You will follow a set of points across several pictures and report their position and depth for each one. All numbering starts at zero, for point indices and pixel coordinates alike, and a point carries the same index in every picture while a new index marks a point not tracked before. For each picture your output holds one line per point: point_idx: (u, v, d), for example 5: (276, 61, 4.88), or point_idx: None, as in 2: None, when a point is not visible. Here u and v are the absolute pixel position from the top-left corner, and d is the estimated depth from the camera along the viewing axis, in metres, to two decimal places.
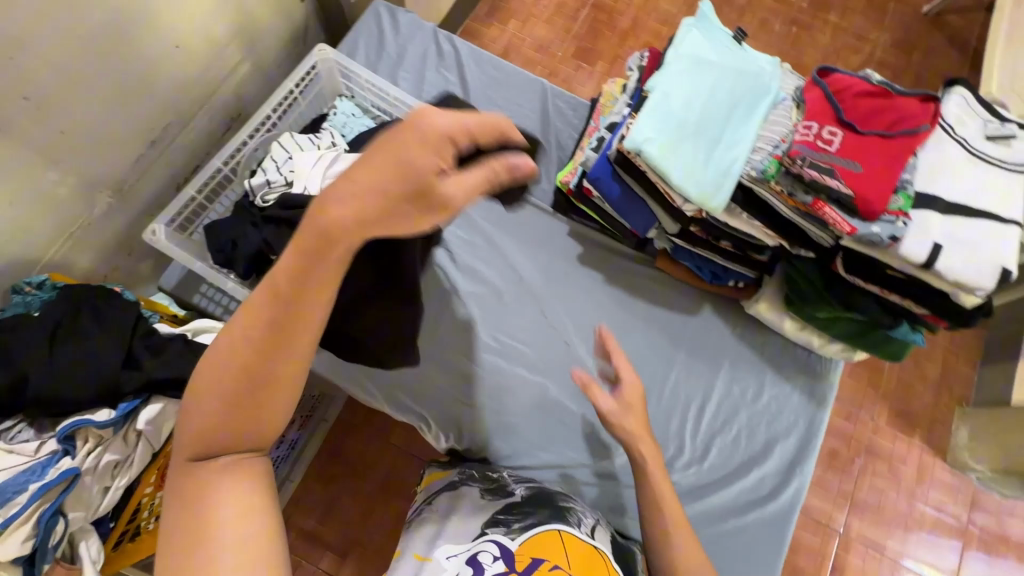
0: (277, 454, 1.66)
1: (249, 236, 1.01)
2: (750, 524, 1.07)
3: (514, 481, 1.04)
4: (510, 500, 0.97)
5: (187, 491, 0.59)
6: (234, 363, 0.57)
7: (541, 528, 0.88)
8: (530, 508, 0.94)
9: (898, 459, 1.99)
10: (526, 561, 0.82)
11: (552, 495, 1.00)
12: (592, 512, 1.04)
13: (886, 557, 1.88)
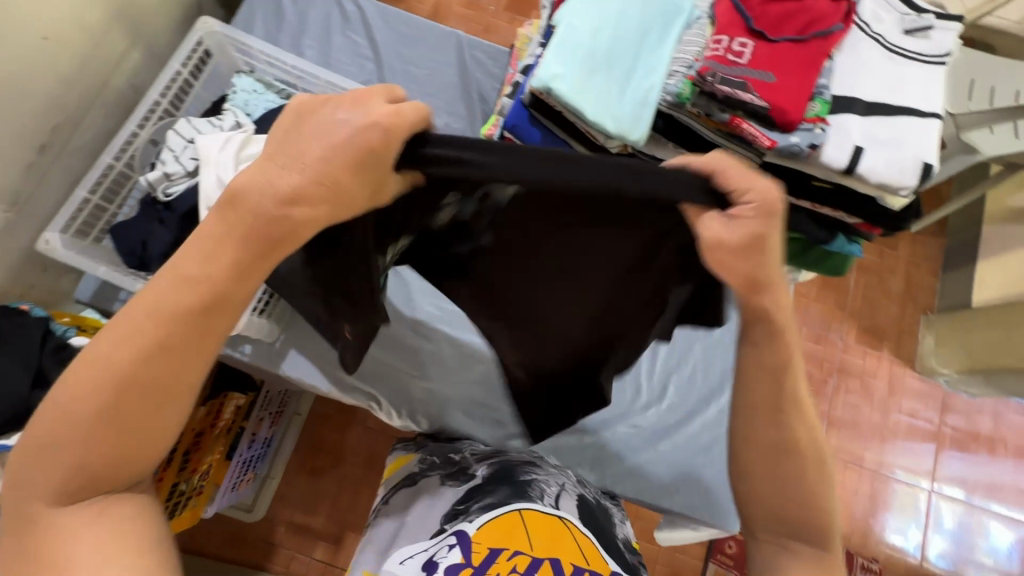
0: (252, 453, 1.63)
1: (157, 234, 0.95)
2: (714, 455, 1.08)
3: (476, 461, 0.99)
4: (469, 483, 0.91)
5: (57, 530, 0.51)
6: (122, 377, 0.51)
7: (500, 510, 0.82)
8: (489, 489, 0.88)
9: (869, 374, 2.02)
10: (484, 554, 0.75)
11: (514, 468, 0.95)
12: (557, 468, 1.02)
13: (867, 470, 1.93)
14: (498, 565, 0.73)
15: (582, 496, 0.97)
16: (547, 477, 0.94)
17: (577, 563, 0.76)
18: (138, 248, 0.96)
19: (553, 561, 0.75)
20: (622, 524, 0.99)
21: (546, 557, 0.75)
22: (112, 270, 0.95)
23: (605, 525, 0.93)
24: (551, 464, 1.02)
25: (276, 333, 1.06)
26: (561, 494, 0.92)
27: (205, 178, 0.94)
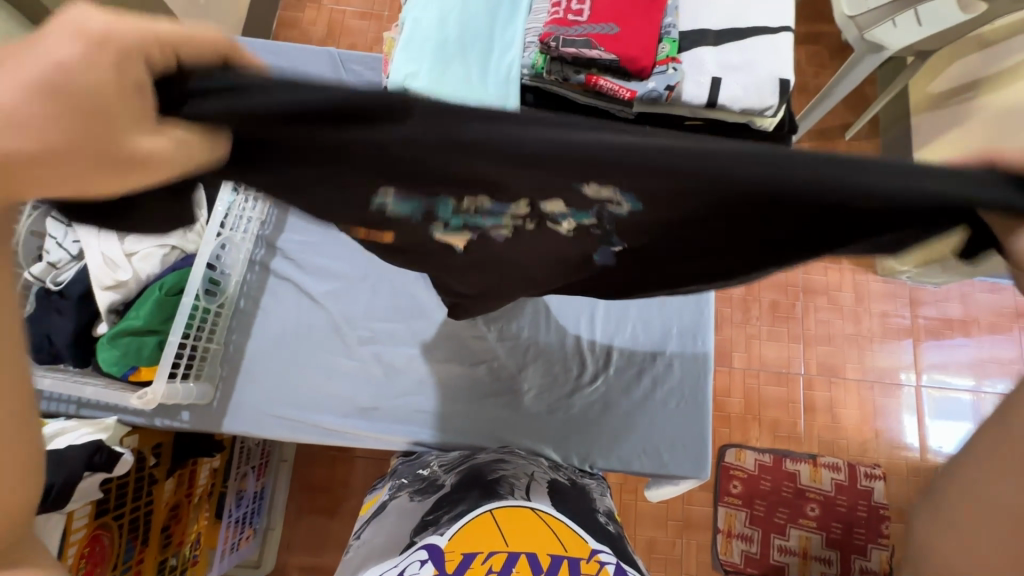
0: (244, 510, 1.60)
1: (57, 325, 0.93)
2: (671, 408, 1.08)
3: (446, 472, 0.93)
4: (439, 495, 0.84)
5: None
6: None
7: (471, 514, 0.73)
8: (458, 497, 0.80)
9: (834, 288, 2.04)
10: (457, 560, 0.66)
11: (482, 470, 0.88)
12: (521, 457, 0.97)
13: (850, 380, 1.96)
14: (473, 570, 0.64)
15: (554, 479, 0.90)
16: (514, 472, 0.87)
17: (555, 552, 0.67)
18: (45, 342, 0.94)
19: (529, 556, 0.65)
20: (601, 496, 0.93)
21: (522, 551, 0.66)
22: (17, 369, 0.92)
23: (583, 502, 0.86)
24: (518, 456, 0.97)
25: (211, 393, 1.04)
26: (533, 484, 0.83)
27: (90, 258, 0.92)
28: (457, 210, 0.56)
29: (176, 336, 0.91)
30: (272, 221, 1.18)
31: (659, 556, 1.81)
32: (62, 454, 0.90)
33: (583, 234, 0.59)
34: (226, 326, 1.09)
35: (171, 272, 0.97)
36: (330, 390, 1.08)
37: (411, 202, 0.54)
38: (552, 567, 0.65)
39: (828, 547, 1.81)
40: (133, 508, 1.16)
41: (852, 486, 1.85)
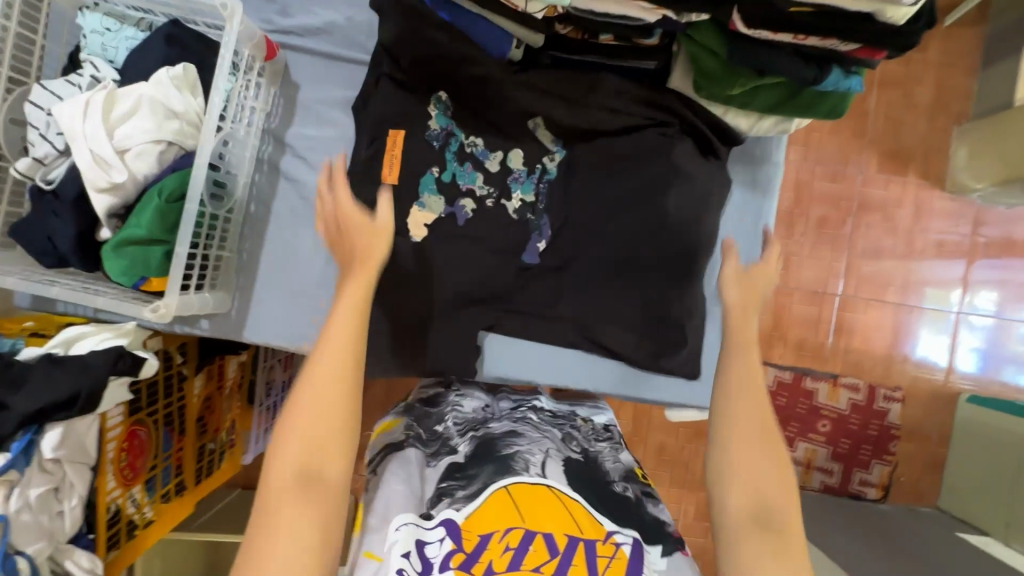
0: (275, 397, 1.65)
1: (57, 228, 0.86)
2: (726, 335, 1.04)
3: (460, 432, 0.85)
4: (453, 461, 0.78)
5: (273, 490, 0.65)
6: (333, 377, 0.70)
7: (486, 492, 0.70)
8: (475, 469, 0.74)
9: (893, 204, 1.95)
10: (474, 540, 0.66)
11: (494, 441, 0.79)
12: (542, 425, 0.87)
13: (888, 303, 1.95)
14: (489, 552, 0.65)
15: (569, 455, 0.80)
16: (529, 446, 0.78)
17: (571, 532, 0.67)
18: (48, 246, 0.88)
19: (546, 536, 0.66)
20: (616, 463, 0.84)
21: (539, 531, 0.66)
22: (23, 279, 0.85)
23: (599, 472, 0.79)
24: (532, 426, 0.86)
25: (228, 302, 1.00)
26: (549, 459, 0.77)
27: (78, 155, 0.81)
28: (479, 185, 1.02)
29: (183, 248, 0.83)
30: (278, 111, 1.03)
31: (669, 459, 1.81)
32: (84, 362, 0.88)
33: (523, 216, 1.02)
34: (238, 233, 1.01)
35: (170, 173, 0.86)
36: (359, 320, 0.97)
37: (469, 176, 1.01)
38: (567, 551, 0.65)
39: (832, 460, 1.93)
40: (165, 403, 1.17)
41: (869, 406, 1.92)
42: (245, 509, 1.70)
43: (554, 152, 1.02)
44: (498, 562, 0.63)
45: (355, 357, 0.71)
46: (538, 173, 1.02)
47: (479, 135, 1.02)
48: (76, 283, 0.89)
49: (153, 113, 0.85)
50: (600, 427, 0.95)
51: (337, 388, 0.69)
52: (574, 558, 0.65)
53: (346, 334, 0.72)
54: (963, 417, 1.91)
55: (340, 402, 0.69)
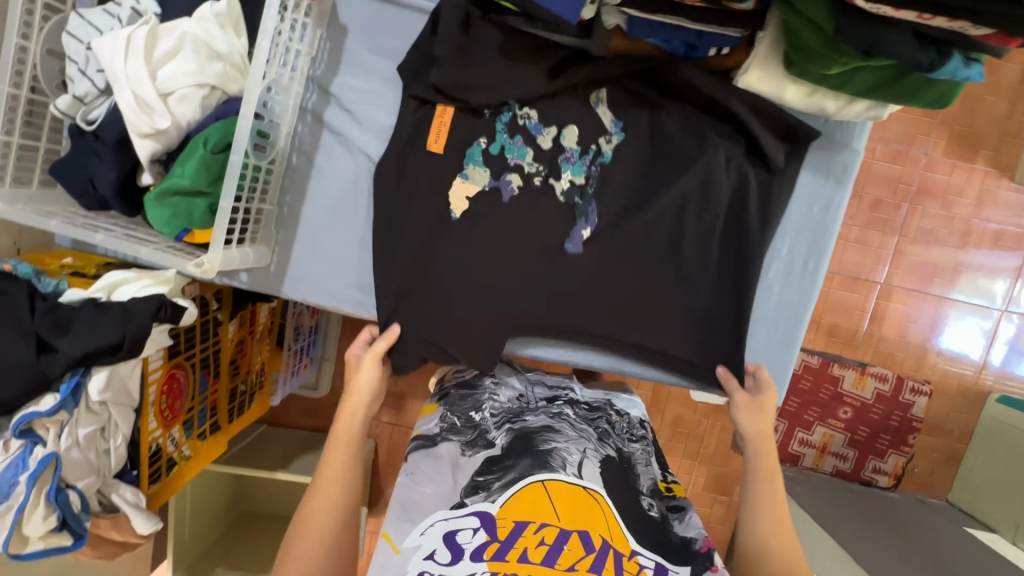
0: (304, 341, 1.67)
1: (98, 170, 0.83)
2: (775, 332, 0.99)
3: (496, 425, 0.82)
4: (490, 453, 0.75)
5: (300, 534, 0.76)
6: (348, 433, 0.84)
7: (522, 484, 0.68)
8: (511, 460, 0.72)
9: (954, 192, 1.83)
10: (509, 527, 0.64)
11: (531, 435, 0.77)
12: (578, 423, 0.84)
13: (931, 296, 1.87)
14: (523, 540, 0.62)
15: (605, 456, 0.79)
16: (566, 444, 0.76)
17: (605, 534, 0.65)
18: (89, 188, 0.86)
19: (582, 535, 0.64)
20: (647, 467, 0.83)
21: (574, 530, 0.64)
22: (66, 222, 0.83)
23: (630, 476, 0.78)
24: (570, 424, 0.83)
25: (269, 257, 0.98)
26: (585, 459, 0.74)
27: (120, 96, 0.77)
28: (524, 165, 0.96)
29: (227, 201, 0.80)
30: (323, 56, 0.97)
31: (684, 432, 1.82)
32: (126, 308, 0.88)
33: (570, 199, 0.96)
34: (279, 185, 0.97)
35: (214, 121, 0.82)
36: (399, 287, 0.94)
37: (516, 151, 0.95)
38: (601, 551, 0.63)
39: (848, 447, 1.91)
40: (202, 347, 1.19)
41: (894, 397, 1.88)
42: (267, 445, 1.75)
43: (613, 134, 0.96)
44: (532, 553, 0.61)
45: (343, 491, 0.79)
46: (592, 155, 0.96)
47: (531, 108, 0.96)
48: (117, 228, 0.87)
49: (196, 54, 0.80)
50: (635, 422, 0.94)
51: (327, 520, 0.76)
52: (607, 560, 0.63)
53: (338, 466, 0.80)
54: (989, 416, 1.88)
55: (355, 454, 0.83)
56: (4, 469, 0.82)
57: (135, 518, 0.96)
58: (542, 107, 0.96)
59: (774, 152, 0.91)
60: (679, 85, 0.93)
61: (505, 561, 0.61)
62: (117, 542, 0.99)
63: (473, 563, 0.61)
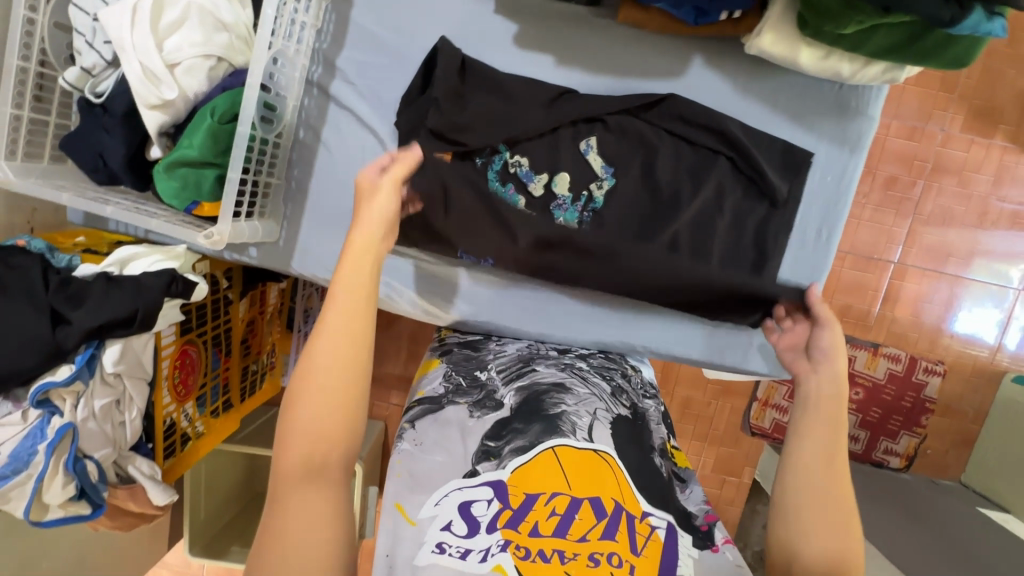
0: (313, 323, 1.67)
1: (108, 144, 0.83)
2: None
3: (505, 385, 0.85)
4: (499, 415, 0.77)
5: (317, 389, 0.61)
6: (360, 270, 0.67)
7: (533, 452, 0.68)
8: (520, 424, 0.74)
9: (972, 169, 1.79)
10: (519, 498, 0.63)
11: (540, 397, 0.80)
12: (590, 380, 0.87)
13: (947, 276, 1.84)
14: (534, 513, 0.61)
15: (617, 414, 0.79)
16: (576, 408, 0.77)
17: (617, 498, 0.64)
18: (99, 163, 0.86)
19: (593, 501, 0.62)
20: (659, 425, 0.84)
21: (586, 497, 0.63)
22: (78, 195, 0.83)
23: (644, 434, 0.79)
24: (580, 380, 0.86)
25: (277, 231, 0.98)
26: (595, 423, 0.75)
27: (127, 67, 0.77)
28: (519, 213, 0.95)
29: (235, 172, 0.80)
30: (330, 29, 0.96)
31: (694, 413, 1.82)
32: (139, 282, 0.89)
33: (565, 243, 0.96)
34: (286, 159, 0.97)
35: (221, 93, 0.82)
36: None
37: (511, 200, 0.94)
38: (614, 515, 0.62)
39: (859, 428, 1.89)
40: (214, 325, 1.20)
41: (906, 376, 1.84)
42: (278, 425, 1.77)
43: (603, 179, 0.94)
44: (543, 525, 0.60)
45: (365, 338, 0.64)
46: (584, 201, 0.94)
47: (523, 156, 0.94)
48: (127, 201, 0.87)
49: (202, 25, 0.80)
50: (647, 381, 0.96)
51: (349, 369, 0.62)
52: (621, 524, 0.61)
53: (357, 307, 0.65)
54: (1004, 397, 1.85)
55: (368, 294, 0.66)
56: (23, 439, 0.84)
57: (151, 489, 0.98)
58: (529, 154, 0.94)
59: (776, 181, 0.93)
60: (668, 126, 0.94)
61: (517, 526, 0.60)
62: (134, 514, 1.01)
63: (488, 534, 0.60)
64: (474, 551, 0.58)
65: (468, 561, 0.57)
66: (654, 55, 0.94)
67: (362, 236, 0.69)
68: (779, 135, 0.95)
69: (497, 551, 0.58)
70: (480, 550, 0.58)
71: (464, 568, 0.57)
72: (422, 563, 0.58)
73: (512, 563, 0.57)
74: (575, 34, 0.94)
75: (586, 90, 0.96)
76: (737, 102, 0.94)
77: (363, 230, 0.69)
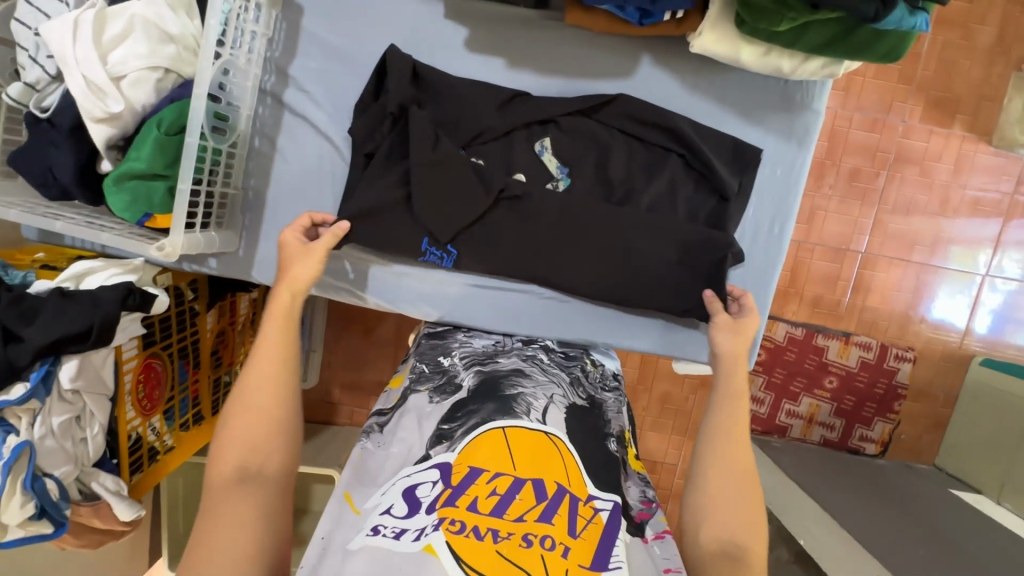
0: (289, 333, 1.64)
1: (56, 159, 0.83)
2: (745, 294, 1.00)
3: (465, 368, 0.86)
4: (456, 398, 0.78)
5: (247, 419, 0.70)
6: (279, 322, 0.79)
7: (480, 430, 0.70)
8: (474, 406, 0.75)
9: (932, 158, 1.83)
10: (463, 473, 0.64)
11: (499, 381, 0.81)
12: (551, 368, 0.89)
13: (913, 263, 1.88)
14: (475, 488, 0.62)
15: (573, 402, 0.81)
16: (534, 390, 0.79)
17: (560, 482, 0.64)
18: (49, 178, 0.86)
19: (536, 483, 0.63)
20: (616, 414, 0.85)
21: (529, 478, 0.63)
22: (27, 212, 0.83)
23: (599, 423, 0.80)
24: (541, 369, 0.87)
25: (235, 242, 0.98)
26: (551, 406, 0.77)
27: (71, 82, 0.76)
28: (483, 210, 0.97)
29: (185, 183, 0.80)
30: (281, 37, 0.96)
31: (672, 408, 1.84)
32: (94, 297, 0.88)
33: None
34: (242, 168, 0.97)
35: (169, 104, 0.82)
36: None
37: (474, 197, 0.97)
38: (555, 498, 0.63)
39: (835, 416, 1.92)
40: (179, 337, 1.19)
41: (878, 364, 1.88)
42: None
43: (558, 180, 0.96)
44: (483, 502, 0.61)
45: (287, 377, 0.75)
46: None
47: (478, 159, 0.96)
48: (80, 216, 0.87)
49: (147, 37, 0.80)
50: (609, 373, 0.97)
51: (268, 393, 0.73)
52: (560, 507, 0.62)
53: (275, 343, 0.77)
54: (973, 379, 1.89)
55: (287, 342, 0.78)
56: None
57: (116, 504, 0.97)
58: (485, 157, 0.96)
59: (727, 177, 0.94)
60: (619, 124, 0.95)
61: (456, 499, 0.61)
62: (101, 530, 1.00)
63: (426, 514, 0.61)
64: (410, 531, 0.59)
65: (401, 540, 0.58)
66: (603, 55, 0.95)
67: (281, 287, 0.82)
68: (729, 131, 0.96)
69: (431, 530, 0.58)
70: (415, 529, 0.59)
71: (395, 547, 0.57)
72: (355, 546, 0.58)
73: (443, 541, 0.57)
74: (525, 37, 0.96)
75: (538, 92, 0.97)
76: (686, 100, 0.96)
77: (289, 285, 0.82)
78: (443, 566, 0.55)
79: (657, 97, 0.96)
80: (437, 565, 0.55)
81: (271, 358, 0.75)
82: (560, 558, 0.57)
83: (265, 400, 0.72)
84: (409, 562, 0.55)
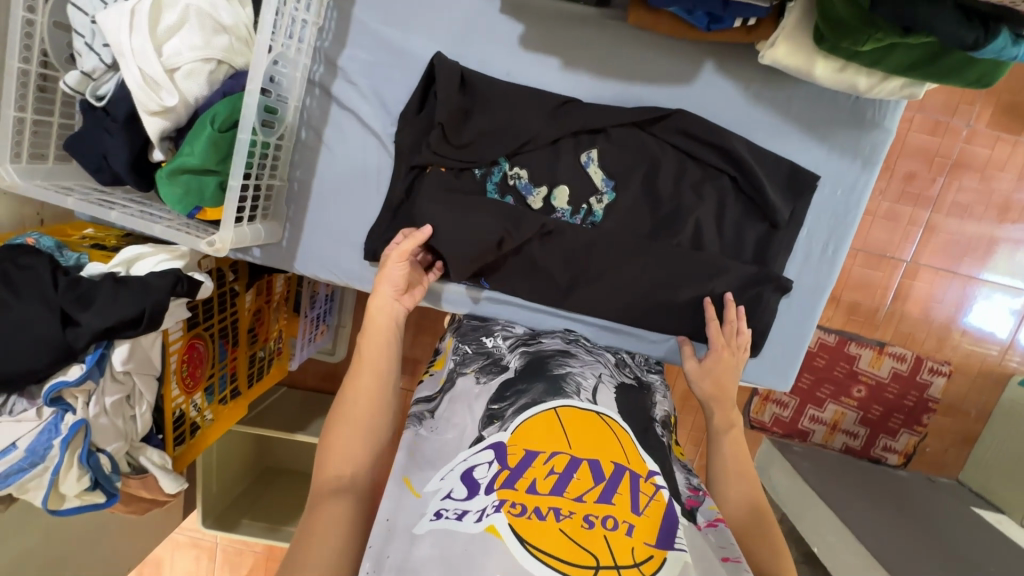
0: (320, 309, 1.69)
1: (112, 148, 0.83)
2: (790, 318, 0.98)
3: (509, 351, 0.89)
4: (504, 377, 0.81)
5: (345, 428, 0.74)
6: (378, 336, 0.83)
7: (536, 409, 0.72)
8: (523, 387, 0.77)
9: (995, 166, 1.73)
10: (519, 456, 0.66)
11: (546, 360, 0.84)
12: (596, 351, 0.92)
13: (959, 275, 1.81)
14: (532, 471, 0.64)
15: (620, 381, 0.85)
16: (582, 369, 0.82)
17: (619, 460, 0.67)
18: (103, 164, 0.86)
19: (592, 463, 0.65)
20: (664, 398, 0.89)
21: (585, 458, 0.66)
22: (82, 199, 0.84)
23: (647, 402, 0.83)
24: (586, 350, 0.90)
25: (280, 232, 0.98)
26: (601, 384, 0.80)
27: (127, 73, 0.76)
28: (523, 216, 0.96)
29: (236, 180, 0.80)
30: (331, 26, 0.94)
31: (694, 406, 1.83)
32: (145, 283, 0.90)
33: None
34: (288, 161, 0.97)
35: (221, 98, 0.81)
36: None
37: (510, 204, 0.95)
38: (613, 478, 0.65)
39: (860, 425, 1.89)
40: (221, 318, 1.22)
41: (910, 376, 1.83)
42: (289, 406, 1.82)
43: (603, 193, 0.94)
44: (542, 482, 0.63)
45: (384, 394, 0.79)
46: (583, 214, 0.94)
47: (522, 167, 0.94)
48: (131, 204, 0.88)
49: (201, 28, 0.78)
50: (653, 358, 0.99)
51: (368, 403, 0.77)
52: (620, 485, 0.64)
53: (379, 351, 0.82)
54: (1009, 398, 1.84)
55: (379, 353, 0.81)
56: (39, 434, 0.87)
57: (162, 478, 1.02)
58: (529, 165, 0.94)
59: (778, 204, 0.91)
60: (671, 140, 0.92)
61: (514, 482, 0.63)
62: (146, 499, 1.06)
63: (486, 495, 0.62)
64: (472, 512, 0.61)
65: (464, 521, 0.60)
66: (665, 60, 0.91)
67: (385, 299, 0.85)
68: (788, 149, 0.92)
69: (492, 511, 0.60)
70: (477, 511, 0.61)
71: (459, 527, 0.59)
72: (421, 529, 0.60)
73: (505, 523, 0.59)
74: (583, 36, 0.91)
75: (592, 96, 0.93)
76: (748, 113, 0.91)
77: (381, 304, 0.85)
78: (507, 547, 0.56)
79: (718, 109, 0.92)
80: (501, 546, 0.57)
81: (367, 369, 0.80)
82: (624, 536, 0.59)
83: (358, 411, 0.76)
84: (472, 544, 0.57)
